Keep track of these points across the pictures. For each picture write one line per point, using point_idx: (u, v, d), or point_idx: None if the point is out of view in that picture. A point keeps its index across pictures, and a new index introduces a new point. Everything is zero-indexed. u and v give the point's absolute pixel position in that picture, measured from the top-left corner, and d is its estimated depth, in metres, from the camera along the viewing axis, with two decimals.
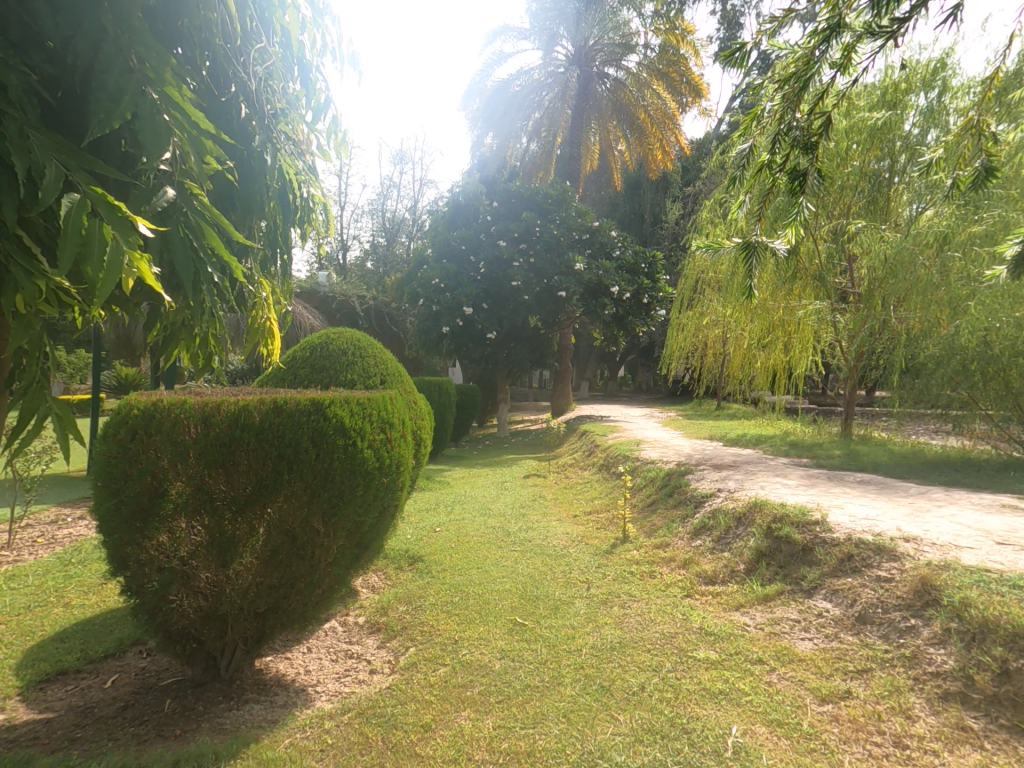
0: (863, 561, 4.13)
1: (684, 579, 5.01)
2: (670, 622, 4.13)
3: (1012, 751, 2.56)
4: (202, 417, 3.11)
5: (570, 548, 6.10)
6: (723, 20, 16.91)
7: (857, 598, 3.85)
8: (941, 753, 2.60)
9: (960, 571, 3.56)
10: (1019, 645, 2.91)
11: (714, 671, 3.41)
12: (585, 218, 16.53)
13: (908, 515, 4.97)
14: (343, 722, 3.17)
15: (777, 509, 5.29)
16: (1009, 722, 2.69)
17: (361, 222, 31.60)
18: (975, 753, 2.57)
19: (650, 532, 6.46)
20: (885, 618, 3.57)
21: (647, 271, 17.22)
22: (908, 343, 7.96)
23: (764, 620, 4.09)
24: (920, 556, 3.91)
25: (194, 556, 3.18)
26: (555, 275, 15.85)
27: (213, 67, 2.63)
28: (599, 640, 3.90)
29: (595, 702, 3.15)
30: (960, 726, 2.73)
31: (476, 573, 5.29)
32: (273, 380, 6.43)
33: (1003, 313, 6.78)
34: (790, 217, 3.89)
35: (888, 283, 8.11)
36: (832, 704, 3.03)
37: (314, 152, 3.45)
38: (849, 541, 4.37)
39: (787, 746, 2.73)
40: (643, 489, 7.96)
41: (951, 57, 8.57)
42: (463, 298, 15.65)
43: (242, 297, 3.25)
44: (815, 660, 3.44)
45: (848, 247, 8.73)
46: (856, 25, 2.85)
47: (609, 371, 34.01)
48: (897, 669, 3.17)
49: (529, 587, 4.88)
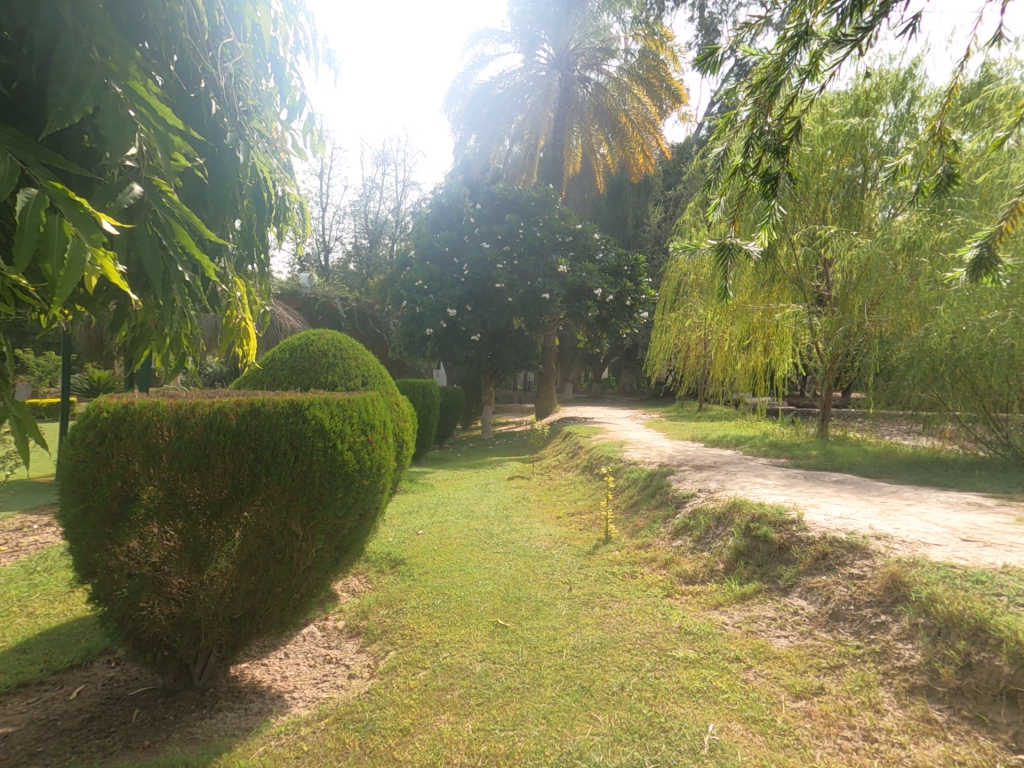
0: (837, 559, 4.21)
1: (664, 579, 5.05)
2: (649, 622, 4.16)
3: (975, 741, 2.62)
4: (175, 420, 3.06)
5: (553, 549, 6.11)
6: (702, 27, 17.16)
7: (831, 595, 3.92)
8: (907, 746, 2.66)
9: (928, 567, 3.64)
10: (981, 638, 2.98)
11: (692, 671, 3.43)
12: (567, 221, 16.59)
13: (880, 514, 5.07)
14: (320, 728, 3.12)
15: (755, 508, 5.36)
16: (972, 713, 2.76)
17: (343, 223, 31.35)
18: (940, 745, 2.63)
19: (632, 532, 6.51)
20: (858, 615, 3.64)
21: (629, 273, 17.38)
22: (881, 345, 8.14)
23: (742, 618, 4.14)
24: (890, 554, 3.99)
25: (167, 562, 3.12)
26: (539, 277, 15.88)
27: (182, 62, 2.59)
28: (580, 641, 3.91)
29: (574, 703, 3.15)
30: (926, 719, 2.79)
31: (458, 575, 5.26)
32: (251, 382, 6.34)
33: (971, 317, 6.96)
34: (763, 220, 3.95)
35: (863, 286, 8.31)
36: (806, 700, 3.08)
37: (290, 150, 3.42)
38: (824, 540, 4.44)
39: (761, 742, 2.77)
40: (625, 489, 8.01)
41: (919, 67, 8.82)
42: (446, 300, 15.60)
43: (215, 297, 3.19)
44: (790, 657, 3.50)
45: (823, 252, 8.91)
46: (822, 33, 2.91)
47: (593, 373, 34.23)
48: (867, 665, 3.23)
49: (511, 589, 4.87)
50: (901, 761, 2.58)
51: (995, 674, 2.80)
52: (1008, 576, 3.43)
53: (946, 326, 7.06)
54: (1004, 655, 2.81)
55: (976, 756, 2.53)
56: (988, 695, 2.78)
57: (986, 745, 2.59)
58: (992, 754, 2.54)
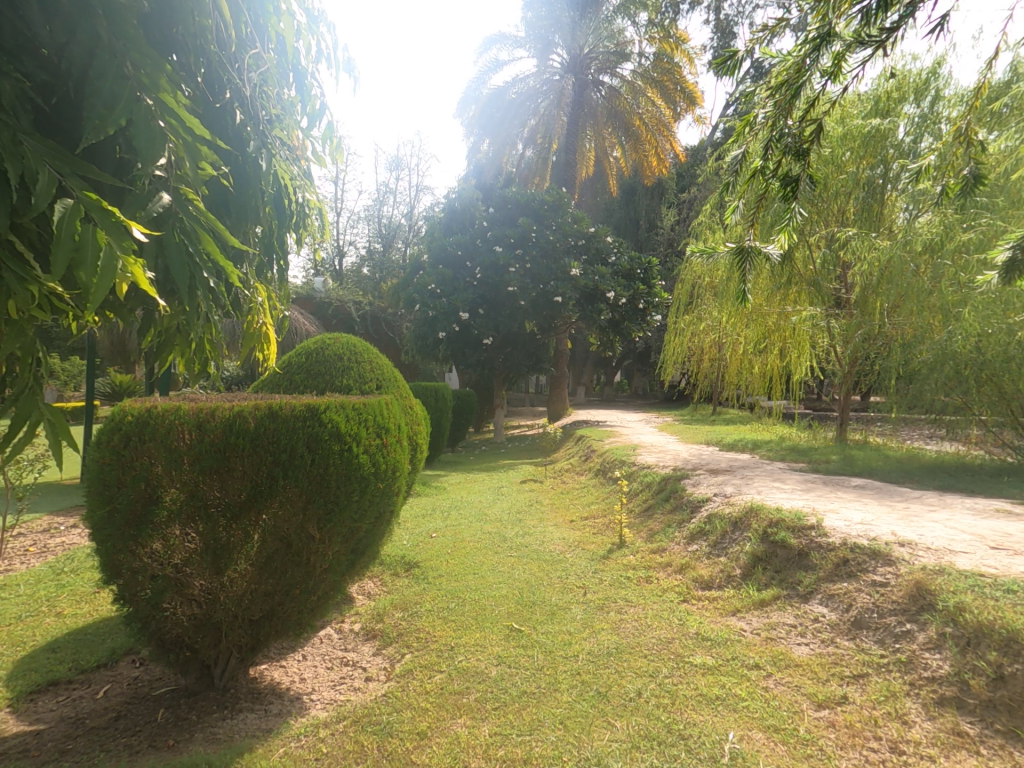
0: (858, 565, 4.14)
1: (680, 584, 5.01)
2: (666, 628, 4.12)
3: (1008, 756, 2.56)
4: (197, 423, 3.11)
5: (567, 553, 6.09)
6: (717, 30, 17.11)
7: (853, 602, 3.86)
8: (936, 759, 2.61)
9: (955, 575, 3.57)
10: (1012, 649, 2.90)
11: (711, 678, 3.40)
12: (581, 224, 16.60)
13: (902, 520, 4.98)
14: (339, 730, 3.14)
15: (773, 513, 5.29)
16: (1004, 727, 2.69)
17: (358, 228, 31.66)
18: (971, 758, 2.58)
19: (647, 536, 6.46)
20: (881, 623, 3.57)
21: (643, 276, 17.29)
22: (903, 348, 7.98)
23: (761, 625, 4.08)
24: (915, 561, 3.91)
25: (188, 563, 3.17)
26: (552, 280, 15.87)
27: (209, 73, 2.65)
28: (596, 646, 3.88)
29: (591, 709, 3.14)
30: (956, 731, 2.73)
31: (472, 579, 5.26)
32: (269, 386, 6.44)
33: (997, 319, 6.84)
34: (782, 223, 3.91)
35: (884, 288, 8.19)
36: (829, 709, 3.03)
37: (310, 158, 3.47)
38: (845, 546, 4.37)
39: (783, 751, 2.73)
40: (639, 493, 7.96)
41: (943, 66, 8.68)
42: (460, 304, 15.68)
43: (237, 302, 3.24)
44: (812, 665, 3.44)
45: (842, 254, 8.81)
46: (845, 34, 2.87)
47: (606, 377, 34.16)
48: (892, 674, 3.17)
49: (525, 593, 4.87)
50: None
51: None
52: None
53: (970, 327, 6.93)
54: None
55: None
56: (1020, 708, 2.71)
57: (1019, 760, 2.52)
58: None
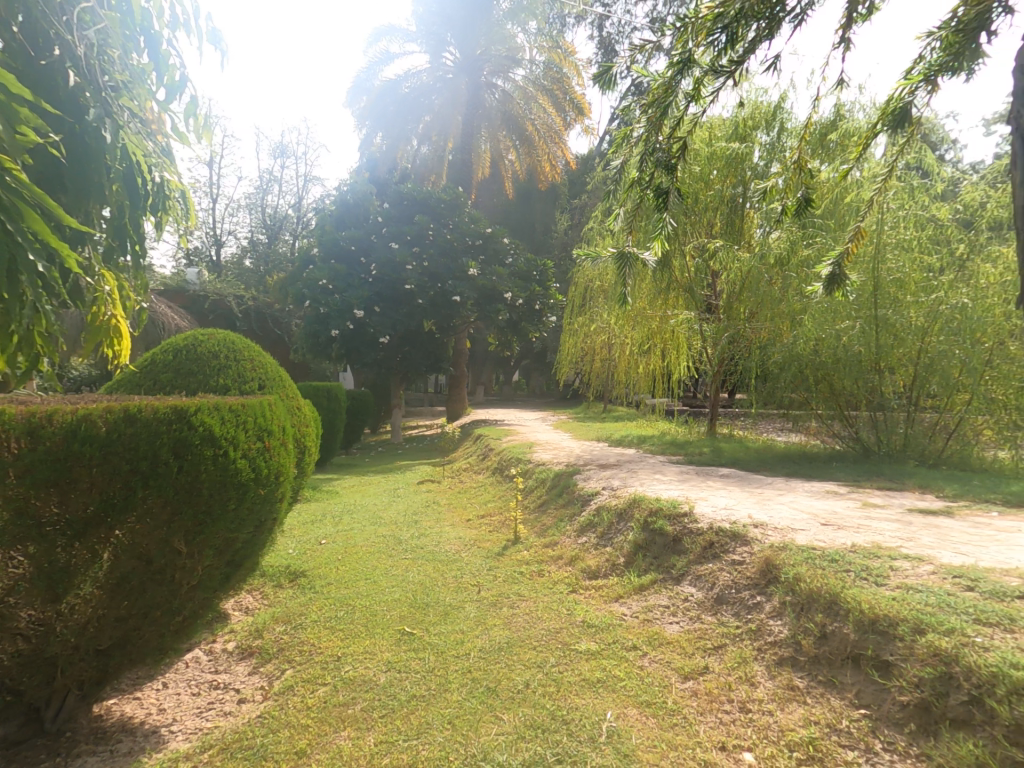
0: (721, 547, 4.56)
1: (569, 575, 5.21)
2: (555, 618, 4.26)
3: (826, 700, 2.93)
4: (28, 429, 2.58)
5: (462, 552, 6.08)
6: (601, 46, 17.99)
7: (716, 580, 4.25)
8: (775, 712, 2.94)
9: (795, 550, 4.05)
10: (834, 609, 3.34)
11: (593, 662, 3.56)
12: (478, 224, 16.64)
13: (758, 504, 5.56)
14: (202, 762, 2.87)
15: (653, 503, 5.68)
16: (824, 677, 3.06)
17: (236, 216, 29.28)
18: (800, 708, 2.93)
19: (540, 531, 6.64)
20: (738, 597, 3.96)
21: (539, 278, 17.66)
22: (761, 351, 8.88)
23: (639, 608, 4.37)
24: (765, 540, 4.40)
25: (13, 593, 2.64)
26: (450, 280, 15.78)
27: (28, 24, 2.49)
28: (488, 642, 3.92)
29: (479, 705, 3.15)
30: (790, 686, 3.09)
31: (364, 585, 5.07)
32: (126, 387, 5.68)
33: (829, 325, 7.80)
34: (656, 232, 4.20)
35: (745, 294, 9.10)
36: (693, 680, 3.31)
37: (170, 134, 3.17)
38: (711, 530, 4.80)
39: (653, 724, 2.93)
40: (535, 490, 8.16)
41: (786, 101, 9.82)
42: (353, 301, 15.10)
43: (79, 289, 2.87)
44: (681, 641, 3.74)
45: (712, 264, 9.67)
46: (703, 63, 3.17)
47: (506, 376, 34.69)
48: (745, 642, 3.54)
49: (419, 595, 4.79)
50: (769, 727, 2.84)
51: (843, 641, 3.12)
52: (856, 554, 3.90)
53: (810, 333, 7.89)
54: (850, 623, 3.14)
55: (827, 714, 2.84)
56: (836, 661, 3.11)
57: (834, 703, 2.89)
58: (836, 709, 2.85)
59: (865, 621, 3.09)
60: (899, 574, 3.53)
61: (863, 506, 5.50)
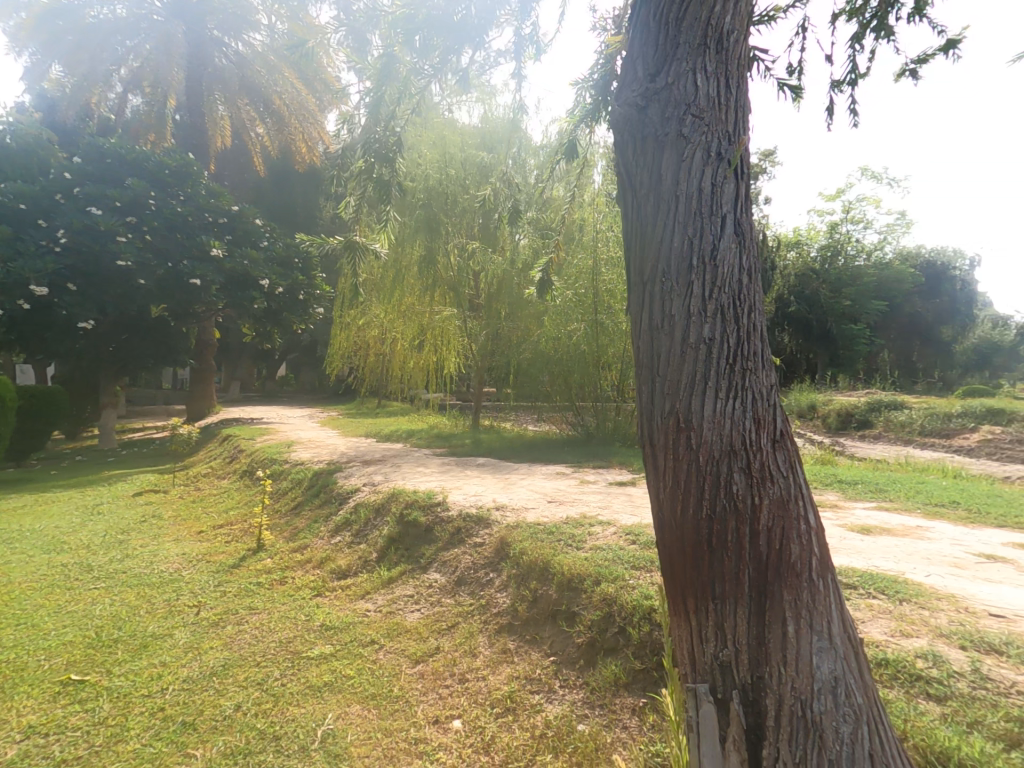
0: (467, 531, 4.78)
1: (315, 579, 4.88)
2: (289, 627, 3.93)
3: (530, 656, 3.28)
4: None
5: (182, 570, 5.21)
6: None
7: (459, 564, 4.44)
8: (487, 677, 3.17)
9: (524, 528, 4.46)
10: (545, 574, 3.75)
11: (323, 666, 3.38)
12: (220, 199, 14.49)
13: (503, 489, 6.02)
14: None
15: (409, 495, 5.70)
16: (529, 636, 3.44)
17: None
18: (508, 668, 3.21)
19: (288, 536, 6.11)
20: (475, 577, 4.20)
21: (300, 265, 16.26)
22: (513, 347, 9.90)
23: (384, 601, 4.32)
24: (503, 521, 4.78)
25: None
26: (185, 259, 13.44)
27: None
28: (195, 670, 3.39)
29: (166, 748, 2.69)
30: (504, 650, 3.38)
31: (23, 630, 3.93)
32: None
33: (564, 325, 8.94)
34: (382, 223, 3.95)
35: (501, 295, 9.98)
36: (423, 663, 3.38)
37: None
38: (460, 516, 5.00)
39: (374, 716, 2.89)
40: (286, 492, 7.49)
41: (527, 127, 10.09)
42: (30, 275, 11.49)
43: None
44: (418, 627, 3.80)
45: (471, 265, 10.16)
46: None
47: (267, 372, 31.38)
48: (474, 617, 3.76)
49: (105, 631, 3.92)
50: (481, 692, 3.05)
51: (549, 602, 3.54)
52: (567, 526, 4.47)
53: (551, 333, 9.06)
54: (553, 584, 3.59)
55: (530, 669, 3.16)
56: (541, 621, 3.49)
57: (537, 657, 3.24)
58: (537, 662, 3.19)
59: (564, 581, 3.56)
60: (595, 538, 4.17)
61: (586, 482, 6.37)
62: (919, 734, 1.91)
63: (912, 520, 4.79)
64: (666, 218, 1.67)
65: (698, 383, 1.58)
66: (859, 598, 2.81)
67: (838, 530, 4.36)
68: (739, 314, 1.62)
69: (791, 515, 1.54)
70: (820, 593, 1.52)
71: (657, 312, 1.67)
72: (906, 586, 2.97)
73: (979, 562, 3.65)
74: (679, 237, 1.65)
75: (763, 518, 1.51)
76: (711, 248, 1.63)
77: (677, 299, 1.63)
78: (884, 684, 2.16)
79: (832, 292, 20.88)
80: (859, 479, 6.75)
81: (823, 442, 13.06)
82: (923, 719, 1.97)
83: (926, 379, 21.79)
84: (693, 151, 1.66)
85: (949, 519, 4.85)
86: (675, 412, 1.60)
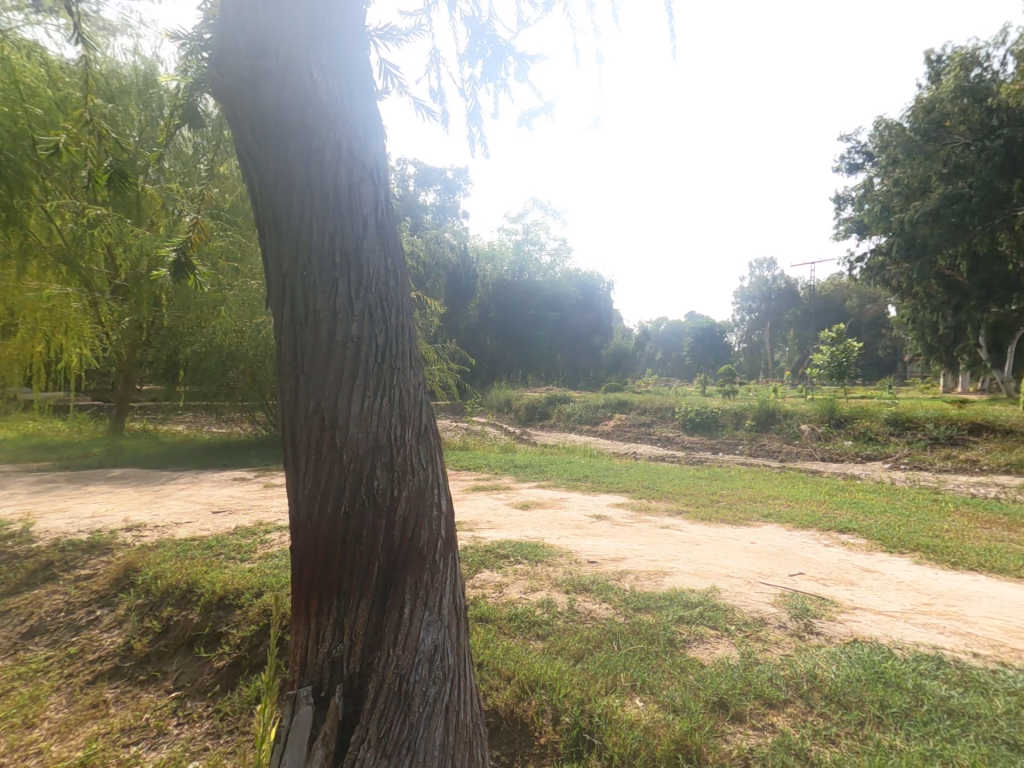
0: (65, 563, 3.86)
1: None
2: None
3: (134, 701, 2.76)
4: None
5: None
6: None
7: (36, 609, 3.47)
8: (48, 749, 2.46)
9: (167, 548, 3.94)
10: (185, 598, 3.30)
11: None
12: None
13: (142, 505, 5.26)
14: None
15: None
16: (147, 674, 2.92)
17: None
18: (94, 725, 2.59)
19: None
20: (65, 621, 3.36)
21: None
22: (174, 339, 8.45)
23: None
24: (136, 543, 4.16)
25: None
26: None
27: None
28: None
29: None
30: (93, 705, 2.73)
31: None
32: None
33: (247, 319, 8.04)
34: None
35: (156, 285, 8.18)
36: None
37: None
38: (53, 548, 4.02)
39: None
40: None
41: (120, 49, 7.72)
42: None
43: None
44: None
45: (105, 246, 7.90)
46: None
47: None
48: (47, 675, 2.94)
49: None
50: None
51: (186, 628, 3.10)
52: (234, 534, 4.30)
53: (228, 327, 7.98)
54: (197, 607, 3.18)
55: (128, 718, 2.63)
56: (167, 652, 3.02)
57: (141, 701, 2.75)
58: (145, 707, 2.69)
59: (213, 600, 3.20)
60: (267, 545, 4.03)
61: (269, 487, 6.09)
62: (519, 670, 2.19)
63: (556, 493, 5.98)
64: (302, 212, 1.47)
65: (346, 379, 1.46)
66: (510, 566, 3.36)
67: (504, 509, 5.15)
68: (394, 314, 1.55)
69: (428, 504, 1.53)
70: (439, 571, 1.54)
71: (301, 307, 1.47)
72: (543, 549, 3.70)
73: (593, 520, 4.78)
74: (319, 232, 1.47)
75: (400, 510, 1.47)
76: (357, 246, 1.50)
77: (323, 295, 1.47)
78: (509, 634, 2.52)
79: (518, 302, 24.22)
80: (526, 463, 8.07)
81: (510, 431, 15.16)
82: (526, 656, 2.30)
83: (586, 378, 27.12)
84: (324, 145, 1.49)
85: (580, 489, 6.21)
86: (321, 409, 1.46)
